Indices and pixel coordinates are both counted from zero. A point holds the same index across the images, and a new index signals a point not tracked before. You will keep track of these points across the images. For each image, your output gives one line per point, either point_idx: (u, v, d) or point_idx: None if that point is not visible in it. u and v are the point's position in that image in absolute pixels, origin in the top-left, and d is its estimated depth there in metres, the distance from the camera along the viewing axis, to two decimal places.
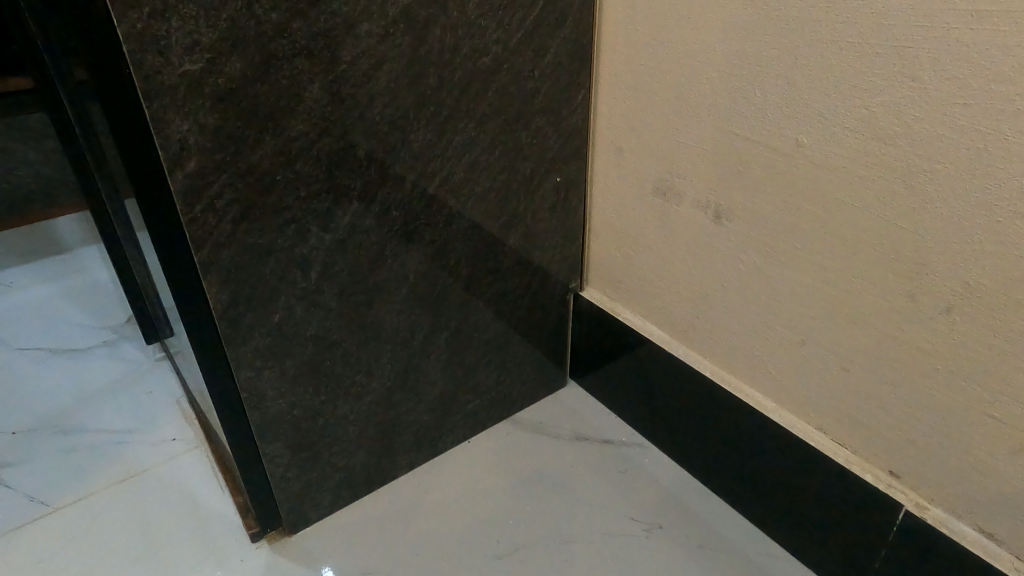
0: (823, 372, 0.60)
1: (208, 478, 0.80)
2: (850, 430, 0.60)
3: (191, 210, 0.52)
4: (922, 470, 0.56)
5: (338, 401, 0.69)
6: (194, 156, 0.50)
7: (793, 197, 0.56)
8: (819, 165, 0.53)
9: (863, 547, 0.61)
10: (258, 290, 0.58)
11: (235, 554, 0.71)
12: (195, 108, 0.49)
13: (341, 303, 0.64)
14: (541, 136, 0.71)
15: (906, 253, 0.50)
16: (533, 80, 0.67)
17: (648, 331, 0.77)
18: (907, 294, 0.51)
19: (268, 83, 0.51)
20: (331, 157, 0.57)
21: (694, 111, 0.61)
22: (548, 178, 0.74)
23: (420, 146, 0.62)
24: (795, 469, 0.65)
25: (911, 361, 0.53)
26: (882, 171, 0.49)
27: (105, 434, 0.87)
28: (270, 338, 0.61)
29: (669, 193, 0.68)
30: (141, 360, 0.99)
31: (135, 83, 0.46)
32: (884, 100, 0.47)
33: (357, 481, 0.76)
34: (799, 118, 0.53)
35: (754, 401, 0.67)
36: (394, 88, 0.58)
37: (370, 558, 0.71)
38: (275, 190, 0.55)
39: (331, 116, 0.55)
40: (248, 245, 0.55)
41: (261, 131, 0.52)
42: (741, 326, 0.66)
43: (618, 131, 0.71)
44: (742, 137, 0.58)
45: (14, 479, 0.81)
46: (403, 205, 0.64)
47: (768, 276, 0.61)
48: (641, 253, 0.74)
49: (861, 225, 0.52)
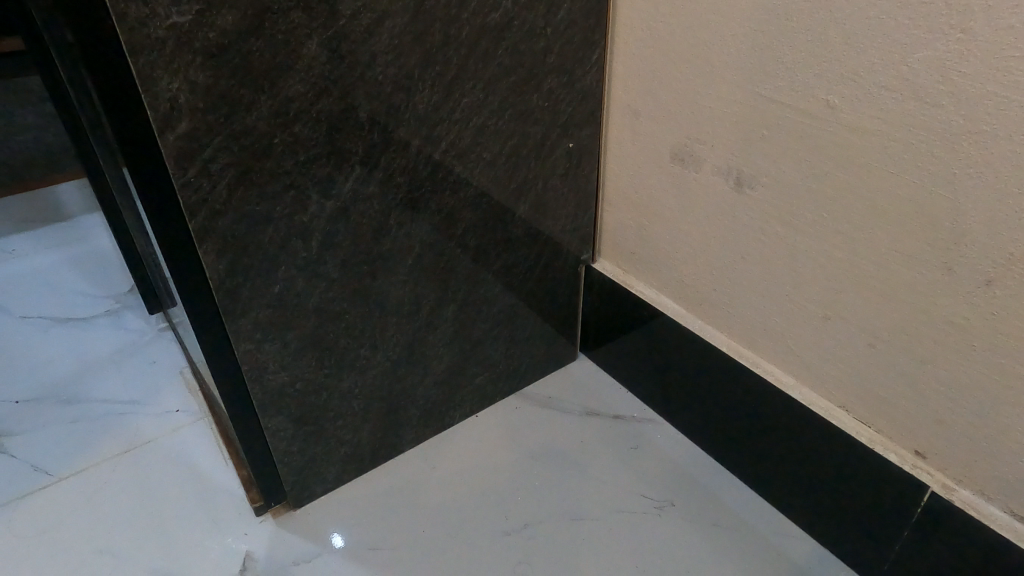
0: (847, 348, 0.57)
1: (212, 451, 0.79)
2: (875, 409, 0.58)
3: (183, 175, 0.49)
4: (950, 451, 0.53)
5: (342, 375, 0.67)
6: (185, 116, 0.47)
7: (822, 164, 0.53)
8: (852, 128, 0.50)
9: (885, 529, 0.60)
10: (257, 260, 0.56)
11: (239, 527, 0.71)
12: (185, 65, 0.46)
13: (344, 274, 0.62)
14: (553, 98, 0.67)
15: (944, 223, 0.47)
16: (545, 38, 0.63)
17: (662, 304, 0.75)
18: (943, 266, 0.48)
19: (263, 38, 0.48)
20: (332, 120, 0.54)
21: (718, 70, 0.57)
22: (560, 143, 0.70)
23: (425, 109, 0.59)
24: (814, 448, 0.63)
25: (944, 338, 0.50)
26: (922, 134, 0.46)
27: (109, 405, 0.86)
28: (271, 309, 0.59)
29: (688, 159, 0.64)
30: (144, 331, 0.98)
31: (119, 35, 0.43)
32: (928, 56, 0.44)
33: (364, 455, 0.75)
34: (832, 77, 0.50)
35: (773, 377, 0.65)
36: (397, 45, 0.54)
37: (376, 533, 0.70)
38: (273, 154, 0.52)
39: (331, 75, 0.52)
40: (246, 212, 0.53)
41: (257, 90, 0.49)
42: (761, 299, 0.63)
43: (634, 93, 0.67)
44: (769, 98, 0.54)
45: (18, 448, 0.80)
46: (408, 172, 0.61)
47: (792, 249, 0.58)
48: (656, 223, 0.71)
49: (897, 193, 0.49)
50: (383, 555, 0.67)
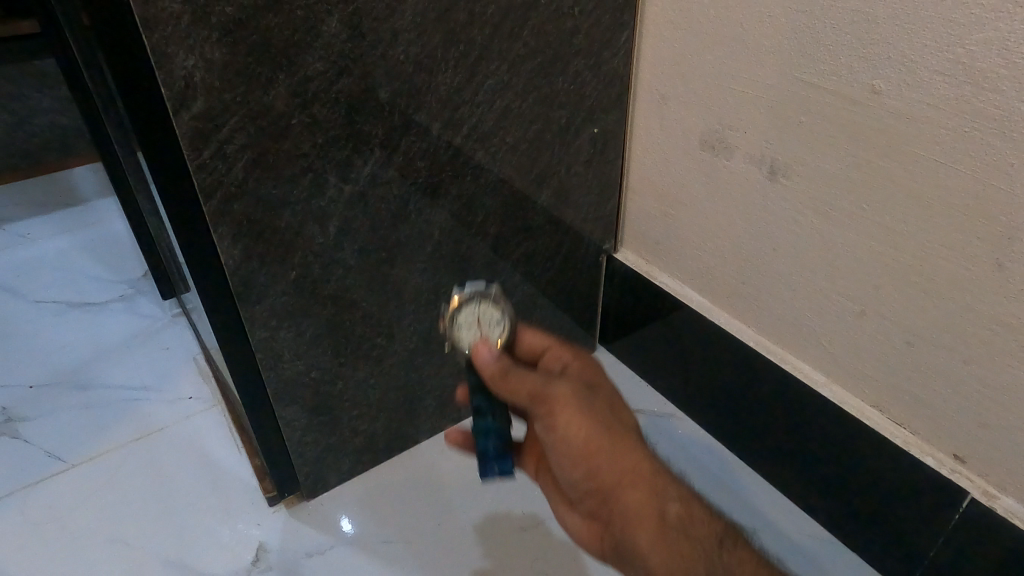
0: (884, 345, 0.55)
1: (225, 438, 0.78)
2: (910, 409, 0.55)
3: (198, 156, 0.47)
4: (992, 456, 0.51)
5: (359, 364, 0.66)
6: (201, 95, 0.45)
7: (862, 152, 0.50)
8: (898, 115, 0.47)
9: (918, 533, 0.58)
10: (274, 246, 0.54)
11: (252, 516, 0.70)
12: (202, 41, 0.44)
13: (361, 261, 0.60)
14: (580, 81, 0.64)
15: (995, 216, 0.45)
16: (573, 18, 0.60)
17: (686, 297, 0.73)
18: (994, 262, 0.46)
19: (282, 13, 0.46)
20: (351, 101, 0.52)
21: (754, 52, 0.55)
22: (585, 129, 0.68)
23: (447, 91, 0.57)
24: (843, 447, 0.61)
25: (989, 337, 0.48)
26: (976, 120, 0.44)
27: (122, 391, 0.85)
28: (287, 296, 0.57)
29: (719, 146, 0.62)
30: (157, 316, 0.97)
31: (133, 7, 0.41)
32: (986, 37, 0.42)
33: (378, 446, 0.74)
34: (877, 60, 0.47)
35: (802, 374, 0.63)
36: (421, 23, 0.52)
37: (390, 527, 0.69)
38: (291, 136, 0.50)
39: (351, 54, 0.50)
40: (262, 195, 0.51)
41: (275, 69, 0.47)
42: (792, 293, 0.61)
43: (663, 78, 0.65)
44: (808, 83, 0.52)
45: (32, 434, 0.79)
46: (428, 156, 0.59)
47: (826, 242, 0.56)
48: (682, 212, 0.69)
49: (946, 184, 0.46)
50: (397, 549, 0.67)
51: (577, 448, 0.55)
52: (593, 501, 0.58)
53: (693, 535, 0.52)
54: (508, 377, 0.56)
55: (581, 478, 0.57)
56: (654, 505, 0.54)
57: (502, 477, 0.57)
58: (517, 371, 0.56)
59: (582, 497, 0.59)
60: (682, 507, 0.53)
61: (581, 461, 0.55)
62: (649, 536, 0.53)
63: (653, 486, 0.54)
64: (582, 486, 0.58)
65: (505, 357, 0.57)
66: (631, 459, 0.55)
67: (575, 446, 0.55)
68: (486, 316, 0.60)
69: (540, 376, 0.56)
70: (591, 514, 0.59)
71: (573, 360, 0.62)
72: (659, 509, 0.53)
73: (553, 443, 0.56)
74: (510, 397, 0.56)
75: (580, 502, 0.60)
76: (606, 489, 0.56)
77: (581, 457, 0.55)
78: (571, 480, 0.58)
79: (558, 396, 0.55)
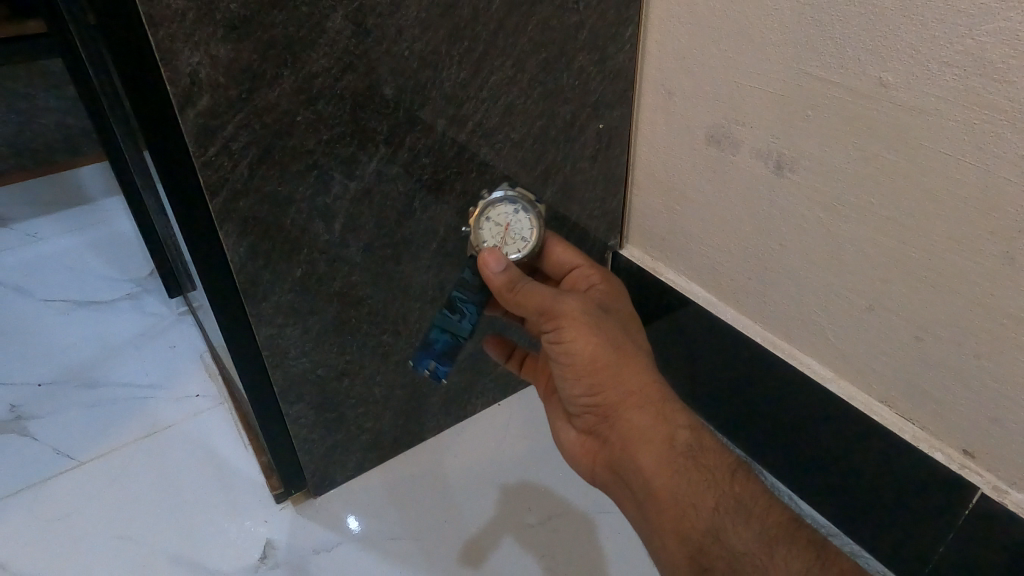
0: (893, 341, 0.55)
1: (232, 436, 0.79)
2: (919, 404, 0.55)
3: (204, 153, 0.47)
4: (1002, 451, 0.51)
5: (365, 361, 0.66)
6: (206, 91, 0.45)
7: (870, 146, 0.50)
8: (907, 108, 0.47)
9: (928, 529, 0.57)
10: (279, 242, 0.54)
11: (260, 513, 0.70)
12: (207, 37, 0.44)
13: (367, 258, 0.60)
14: (585, 77, 0.64)
15: (1005, 209, 0.44)
16: (578, 13, 0.60)
17: (692, 293, 0.73)
18: (1004, 255, 0.45)
19: (286, 10, 0.46)
20: (356, 97, 0.52)
21: (760, 46, 0.55)
22: (590, 125, 0.68)
23: (452, 86, 0.56)
24: (851, 443, 0.61)
25: (1000, 332, 0.47)
26: (986, 112, 0.43)
27: (129, 389, 0.85)
28: (293, 294, 0.57)
29: (725, 141, 0.61)
30: (164, 314, 0.97)
31: (138, 4, 0.41)
32: (996, 28, 0.41)
33: (385, 443, 0.74)
34: (885, 53, 0.47)
35: (810, 370, 0.62)
36: (425, 19, 0.52)
37: (397, 523, 0.69)
38: (296, 132, 0.50)
39: (356, 50, 0.50)
40: (267, 192, 0.51)
41: (280, 65, 0.47)
42: (799, 289, 0.61)
43: (668, 73, 0.65)
44: (815, 76, 0.51)
45: (41, 431, 0.79)
46: (434, 152, 0.59)
47: (834, 237, 0.55)
48: (688, 208, 0.69)
49: (955, 177, 0.46)
50: (404, 546, 0.67)
51: (584, 364, 0.53)
52: (595, 414, 0.55)
53: (702, 463, 0.48)
54: (517, 289, 0.54)
55: (585, 390, 0.54)
56: (664, 429, 0.51)
57: (431, 374, 0.63)
58: (528, 281, 0.54)
59: (583, 407, 0.56)
60: (691, 437, 0.50)
61: (587, 374, 0.53)
62: (656, 455, 0.49)
63: (661, 411, 0.52)
64: (584, 402, 0.55)
65: (515, 269, 0.54)
66: (637, 382, 0.53)
67: (582, 357, 0.53)
68: (514, 219, 0.57)
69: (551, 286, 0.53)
70: (591, 427, 0.56)
71: (599, 281, 0.61)
72: (668, 432, 0.51)
73: (559, 356, 0.54)
74: (524, 311, 0.54)
75: (580, 415, 0.57)
76: (608, 407, 0.53)
77: (585, 373, 0.53)
78: (572, 391, 0.55)
79: (571, 309, 0.52)
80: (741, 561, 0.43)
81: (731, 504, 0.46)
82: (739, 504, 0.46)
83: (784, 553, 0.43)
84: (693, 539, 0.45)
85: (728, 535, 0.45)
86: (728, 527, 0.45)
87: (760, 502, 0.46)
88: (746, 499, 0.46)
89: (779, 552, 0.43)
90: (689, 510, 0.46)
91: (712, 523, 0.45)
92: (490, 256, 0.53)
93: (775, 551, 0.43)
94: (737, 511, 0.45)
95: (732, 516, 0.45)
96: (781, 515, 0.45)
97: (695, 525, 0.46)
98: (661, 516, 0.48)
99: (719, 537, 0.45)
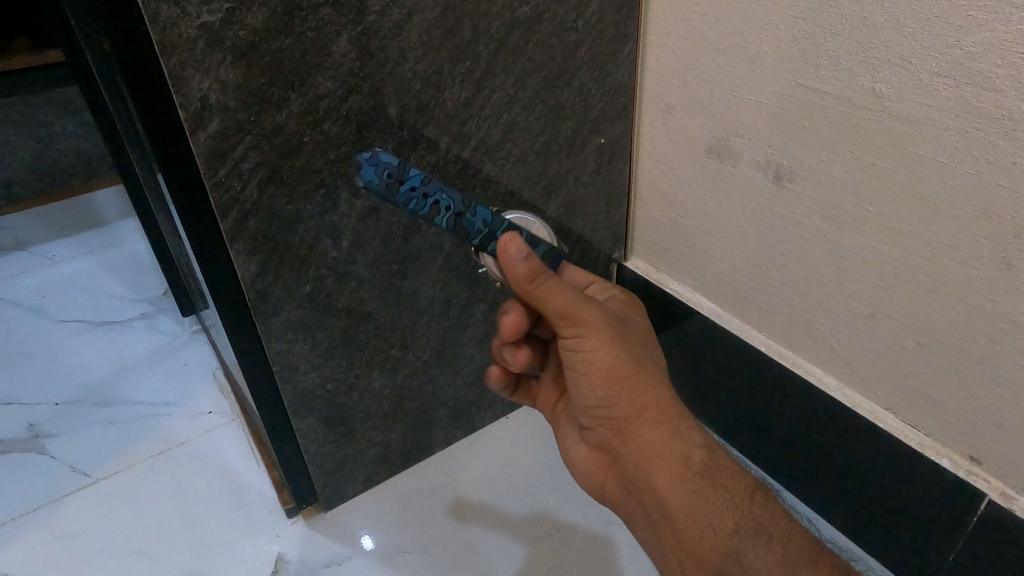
0: (896, 348, 0.55)
1: (244, 452, 0.80)
2: (923, 411, 0.55)
3: (215, 174, 0.48)
4: (1007, 456, 0.51)
5: (373, 375, 0.67)
6: (216, 115, 0.47)
7: (865, 155, 0.51)
8: (902, 118, 0.48)
9: (937, 535, 0.57)
10: (288, 259, 0.55)
11: (271, 528, 0.71)
12: (216, 63, 0.45)
13: (374, 273, 0.61)
14: (585, 93, 0.65)
15: (1001, 216, 0.45)
16: (577, 31, 0.61)
17: (698, 304, 0.73)
18: (1002, 261, 0.46)
19: (293, 36, 0.47)
20: (361, 117, 0.53)
21: (755, 61, 0.56)
22: (592, 139, 0.69)
23: (454, 105, 0.58)
24: (858, 450, 0.61)
25: (1001, 337, 0.48)
26: (978, 121, 0.44)
27: (144, 406, 0.87)
28: (302, 310, 0.58)
29: (724, 153, 0.62)
30: (178, 333, 0.98)
31: (151, 34, 0.43)
32: (985, 38, 0.42)
33: (395, 456, 0.75)
34: (878, 64, 0.48)
35: (815, 378, 0.63)
36: (427, 40, 0.53)
37: (406, 537, 0.70)
38: (303, 153, 0.52)
39: (360, 72, 0.51)
40: (276, 211, 0.53)
41: (286, 89, 0.49)
42: (802, 298, 0.61)
43: (667, 88, 0.66)
44: (811, 88, 0.52)
45: (58, 449, 0.81)
46: (438, 170, 0.60)
47: (834, 245, 0.56)
48: (691, 220, 0.70)
49: (950, 185, 0.47)
50: (414, 559, 0.67)
51: (601, 375, 0.51)
52: (607, 428, 0.54)
53: (719, 484, 0.49)
54: (539, 279, 0.48)
55: (600, 401, 0.53)
56: (680, 448, 0.51)
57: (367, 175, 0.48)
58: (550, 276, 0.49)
59: (596, 419, 0.55)
60: (706, 455, 0.50)
61: (603, 387, 0.52)
62: (672, 475, 0.50)
63: (678, 429, 0.52)
64: (598, 413, 0.54)
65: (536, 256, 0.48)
66: (653, 398, 0.52)
67: (600, 369, 0.51)
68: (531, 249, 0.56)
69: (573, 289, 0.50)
70: (604, 441, 0.56)
71: (619, 293, 0.62)
72: (683, 451, 0.50)
73: (575, 365, 0.52)
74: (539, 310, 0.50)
75: (593, 427, 0.56)
76: (622, 420, 0.53)
77: (602, 385, 0.52)
78: (586, 402, 0.54)
79: (593, 318, 0.50)
80: None
81: (750, 526, 0.46)
82: (759, 525, 0.46)
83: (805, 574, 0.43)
84: (711, 562, 0.46)
85: (747, 557, 0.45)
86: (747, 549, 0.45)
87: (778, 523, 0.46)
88: (764, 521, 0.47)
89: None
90: (706, 531, 0.47)
91: (730, 545, 0.46)
92: (512, 240, 0.47)
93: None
94: (756, 533, 0.46)
95: (750, 538, 0.46)
96: (803, 539, 0.46)
97: (713, 548, 0.46)
98: (677, 538, 0.48)
99: (738, 559, 0.45)
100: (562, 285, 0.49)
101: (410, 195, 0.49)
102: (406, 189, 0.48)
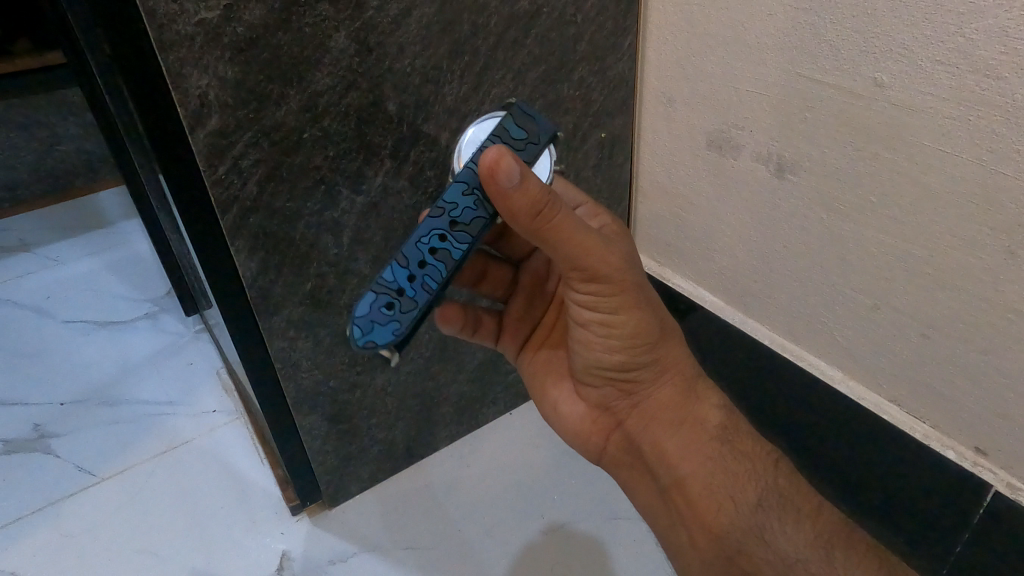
0: (899, 340, 0.55)
1: (248, 452, 0.79)
2: (928, 402, 0.55)
3: (214, 171, 0.48)
4: (1014, 447, 0.50)
5: (375, 372, 0.67)
6: (216, 112, 0.47)
7: (866, 145, 0.50)
8: (904, 108, 0.47)
9: (943, 527, 0.57)
10: (290, 256, 0.55)
11: (276, 526, 0.71)
12: (214, 61, 0.45)
13: (375, 269, 0.61)
14: (585, 86, 0.65)
15: (1005, 205, 0.44)
16: (576, 24, 0.61)
17: (700, 298, 0.73)
18: (1007, 250, 0.45)
19: (292, 31, 0.47)
20: (361, 113, 0.53)
21: (754, 53, 0.56)
22: (593, 133, 0.68)
23: (453, 101, 0.58)
24: (862, 442, 0.61)
25: (1007, 328, 0.47)
26: (981, 109, 0.44)
27: (149, 406, 0.87)
28: (304, 307, 0.58)
29: (726, 146, 0.62)
30: (182, 332, 0.98)
31: (149, 32, 0.42)
32: (987, 26, 0.42)
33: (398, 453, 0.75)
34: (878, 54, 0.47)
35: (820, 371, 0.62)
36: (426, 35, 0.53)
37: (411, 533, 0.70)
38: (304, 149, 0.52)
39: (359, 68, 0.51)
40: (276, 208, 0.53)
41: (285, 85, 0.49)
42: (805, 290, 0.61)
43: (668, 81, 0.66)
44: (812, 79, 0.52)
45: (65, 449, 0.81)
46: (437, 165, 0.60)
47: (836, 237, 0.56)
48: (693, 213, 0.69)
49: (952, 175, 0.46)
50: (419, 555, 0.67)
51: (624, 337, 0.48)
52: (617, 388, 0.52)
53: (736, 450, 0.49)
54: (545, 212, 0.39)
55: (617, 363, 0.50)
56: (695, 411, 0.51)
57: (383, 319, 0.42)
58: (563, 213, 0.40)
59: (606, 379, 0.52)
60: (724, 419, 0.51)
61: (625, 348, 0.49)
62: (687, 440, 0.50)
63: (690, 390, 0.52)
64: (610, 374, 0.51)
65: (536, 182, 0.39)
66: (671, 355, 0.51)
67: (624, 331, 0.48)
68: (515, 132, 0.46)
69: (597, 234, 0.43)
70: (608, 400, 0.54)
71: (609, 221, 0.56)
72: (699, 413, 0.51)
73: (593, 322, 0.48)
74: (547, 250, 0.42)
75: (597, 388, 0.53)
76: (637, 381, 0.51)
77: (624, 347, 0.49)
78: (596, 362, 0.51)
79: (621, 272, 0.44)
80: (792, 566, 0.44)
81: (776, 501, 0.46)
82: (785, 500, 0.47)
83: (838, 556, 0.43)
84: (729, 538, 0.46)
85: (772, 534, 0.45)
86: (771, 525, 0.45)
87: (805, 499, 0.47)
88: (788, 494, 0.47)
89: (835, 557, 0.43)
90: (726, 503, 0.47)
91: (755, 521, 0.46)
92: (503, 162, 0.37)
93: (830, 555, 0.43)
94: (783, 509, 0.46)
95: (777, 513, 0.46)
96: (832, 517, 0.46)
97: (733, 522, 0.46)
98: (692, 509, 0.48)
99: (761, 535, 0.45)
100: (581, 226, 0.42)
101: (420, 287, 0.43)
102: (407, 285, 0.42)
